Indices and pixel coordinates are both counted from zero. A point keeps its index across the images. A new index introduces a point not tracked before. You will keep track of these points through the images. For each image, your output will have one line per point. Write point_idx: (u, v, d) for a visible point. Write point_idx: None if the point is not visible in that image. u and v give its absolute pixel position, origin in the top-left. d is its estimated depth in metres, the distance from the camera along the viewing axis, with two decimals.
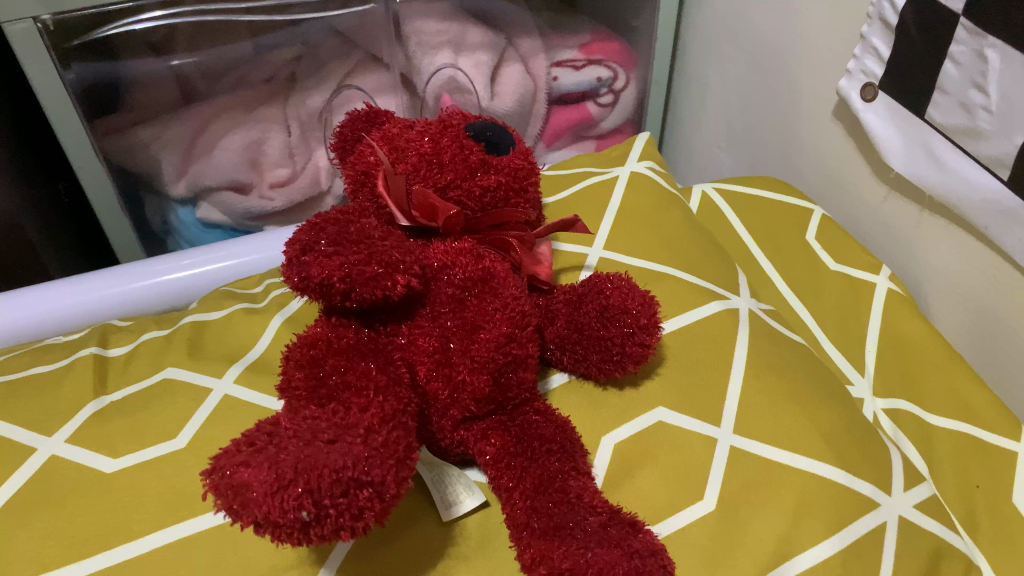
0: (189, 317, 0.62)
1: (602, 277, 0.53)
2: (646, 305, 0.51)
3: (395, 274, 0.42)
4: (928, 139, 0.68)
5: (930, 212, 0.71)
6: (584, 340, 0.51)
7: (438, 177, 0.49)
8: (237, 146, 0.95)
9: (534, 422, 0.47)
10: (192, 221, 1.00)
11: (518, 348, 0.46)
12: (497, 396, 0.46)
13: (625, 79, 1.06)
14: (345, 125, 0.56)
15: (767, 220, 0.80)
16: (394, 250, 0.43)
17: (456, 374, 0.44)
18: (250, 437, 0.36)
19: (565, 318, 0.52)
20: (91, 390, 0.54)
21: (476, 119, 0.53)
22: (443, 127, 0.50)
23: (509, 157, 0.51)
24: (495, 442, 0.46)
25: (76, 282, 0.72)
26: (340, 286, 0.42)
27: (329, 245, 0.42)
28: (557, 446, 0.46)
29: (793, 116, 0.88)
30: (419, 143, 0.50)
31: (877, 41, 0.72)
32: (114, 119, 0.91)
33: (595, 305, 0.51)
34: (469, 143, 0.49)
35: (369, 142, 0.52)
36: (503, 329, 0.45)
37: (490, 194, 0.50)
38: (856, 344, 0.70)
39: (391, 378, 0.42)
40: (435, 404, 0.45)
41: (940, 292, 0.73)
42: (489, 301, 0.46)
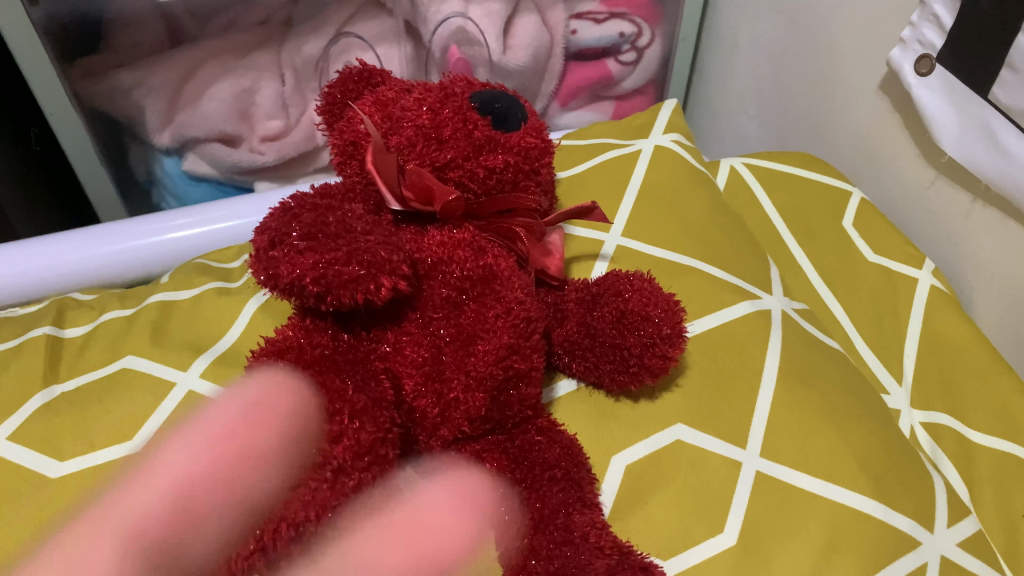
0: (157, 294, 0.56)
1: (620, 275, 0.47)
2: (670, 313, 0.45)
3: (380, 276, 0.36)
4: (989, 122, 0.61)
5: (985, 203, 0.64)
6: (597, 347, 0.45)
7: (436, 155, 0.42)
8: (225, 95, 0.87)
9: (538, 443, 0.41)
10: (177, 173, 0.94)
11: (521, 361, 0.39)
12: (497, 415, 0.40)
13: (649, 35, 0.97)
14: (334, 85, 0.48)
15: (801, 201, 0.73)
16: (381, 245, 0.36)
17: (449, 392, 0.38)
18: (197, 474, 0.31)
19: (577, 320, 0.46)
20: (40, 379, 0.49)
21: (482, 87, 0.45)
22: (445, 95, 0.43)
23: (520, 133, 0.44)
24: (490, 467, 0.40)
25: (44, 243, 0.66)
26: (314, 289, 0.35)
27: (301, 239, 0.36)
28: (562, 473, 0.40)
29: (833, 86, 0.80)
30: (416, 114, 0.43)
31: (939, 8, 0.64)
32: (94, 60, 0.84)
33: (612, 309, 0.45)
34: (474, 115, 0.42)
35: (360, 108, 0.44)
36: (505, 339, 0.39)
37: (496, 176, 0.43)
38: (894, 346, 0.63)
39: (369, 401, 0.36)
40: (422, 423, 0.39)
41: (988, 290, 0.67)
42: (491, 306, 0.39)
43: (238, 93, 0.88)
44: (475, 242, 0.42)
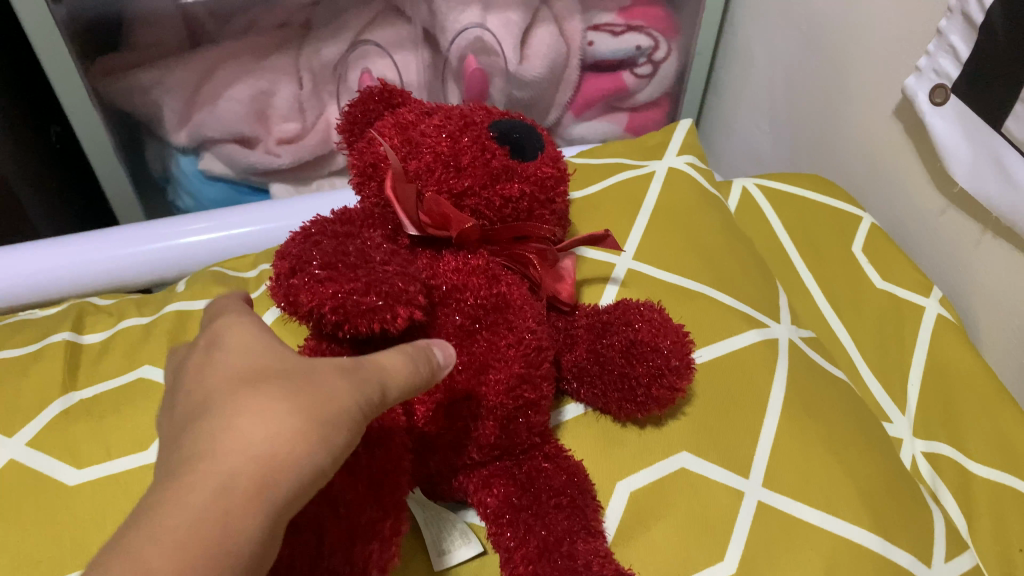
0: (173, 303, 0.57)
1: (631, 306, 0.48)
2: (677, 344, 0.46)
3: (397, 306, 0.36)
4: (1001, 155, 0.61)
5: (994, 234, 0.64)
6: (605, 374, 0.46)
7: (454, 182, 0.42)
8: (244, 96, 0.88)
9: (544, 470, 0.42)
10: (193, 172, 0.94)
11: (530, 391, 0.41)
12: (506, 441, 0.41)
13: (666, 49, 0.97)
14: (356, 105, 0.48)
15: (811, 224, 0.73)
16: (398, 275, 0.37)
17: (461, 417, 0.40)
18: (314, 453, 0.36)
19: (586, 347, 0.47)
20: (59, 385, 0.50)
21: (501, 116, 0.46)
22: (464, 123, 0.44)
23: (536, 163, 0.45)
24: (498, 493, 0.41)
25: (64, 243, 0.67)
26: (332, 317, 0.36)
27: (321, 267, 0.36)
28: (568, 500, 0.41)
29: (848, 109, 0.80)
30: (435, 140, 0.43)
31: (956, 39, 0.64)
32: (114, 59, 0.85)
33: (621, 338, 0.46)
34: (492, 145, 0.43)
35: (379, 131, 0.45)
36: (516, 369, 0.40)
37: (512, 204, 0.44)
38: (899, 373, 0.64)
39: (378, 426, 0.38)
40: (434, 447, 0.41)
41: (995, 319, 0.67)
42: (503, 336, 0.41)
43: (256, 95, 0.89)
44: (490, 270, 0.42)
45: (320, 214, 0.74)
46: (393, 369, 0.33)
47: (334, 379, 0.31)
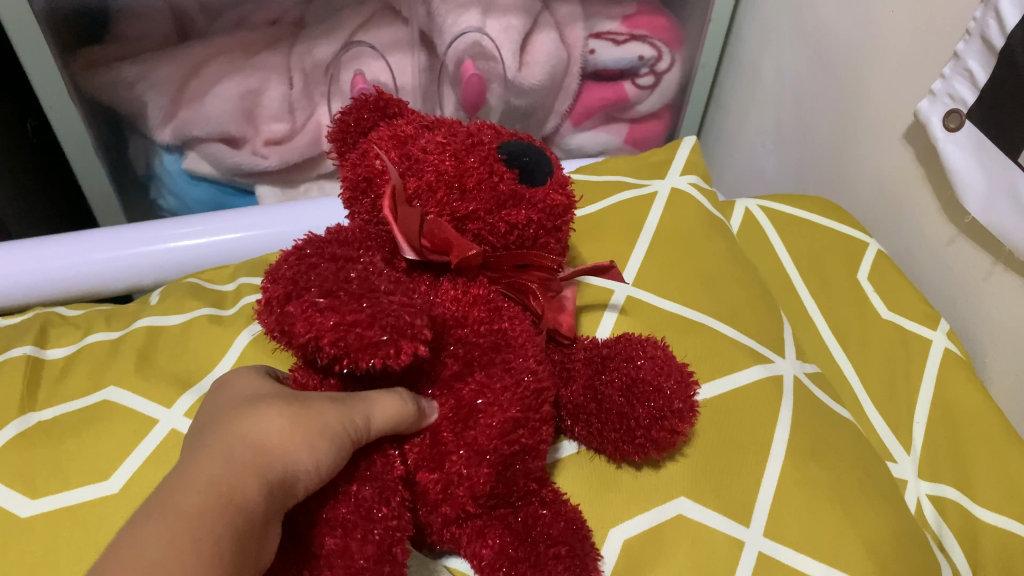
0: (145, 318, 0.54)
1: (631, 340, 0.46)
2: (680, 384, 0.44)
3: (401, 341, 0.33)
4: (1017, 187, 0.59)
5: (1006, 268, 0.62)
6: (602, 413, 0.44)
7: (458, 206, 0.39)
8: (232, 94, 0.85)
9: (541, 518, 0.40)
10: (177, 171, 0.91)
11: (528, 435, 0.38)
12: (503, 489, 0.39)
13: (669, 60, 0.94)
14: (349, 112, 0.43)
15: (816, 250, 0.71)
16: (404, 307, 0.34)
17: (450, 468, 0.37)
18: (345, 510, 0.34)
19: (583, 383, 0.45)
20: (17, 405, 0.47)
21: (509, 137, 0.43)
22: (471, 143, 0.40)
23: (546, 189, 0.41)
24: (491, 546, 0.38)
25: (36, 246, 0.64)
26: (330, 349, 0.33)
27: (320, 296, 0.33)
28: (567, 548, 0.39)
29: (857, 131, 0.78)
30: (439, 158, 0.40)
31: (973, 63, 0.62)
32: (98, 51, 0.82)
33: (622, 376, 0.44)
34: (500, 167, 0.40)
35: (374, 144, 0.41)
36: (513, 412, 0.37)
37: (518, 232, 0.41)
38: (904, 410, 0.61)
39: (377, 492, 0.35)
40: (423, 498, 0.38)
41: (1003, 355, 0.65)
42: (499, 377, 0.38)
43: (244, 94, 0.85)
44: (489, 300, 0.40)
45: (306, 223, 0.71)
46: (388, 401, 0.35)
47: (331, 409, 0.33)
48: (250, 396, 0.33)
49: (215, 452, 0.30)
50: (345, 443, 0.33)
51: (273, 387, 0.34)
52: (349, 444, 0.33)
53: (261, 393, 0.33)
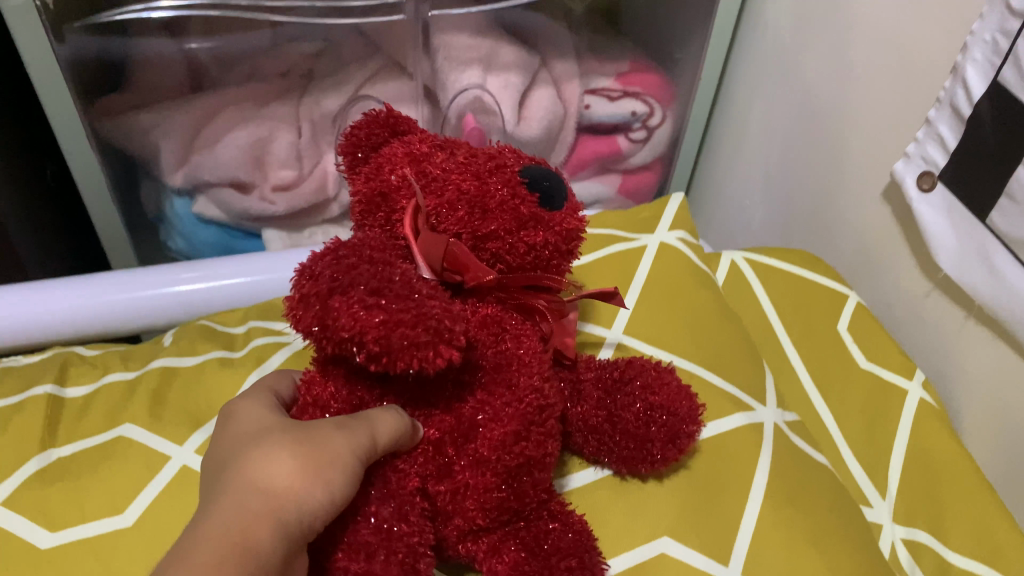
0: (160, 359, 0.56)
1: (638, 362, 0.51)
2: (691, 409, 0.50)
3: (440, 344, 0.36)
4: (986, 246, 0.63)
5: (977, 322, 0.66)
6: (615, 432, 0.48)
7: (479, 224, 0.41)
8: (241, 144, 0.89)
9: (551, 531, 0.43)
10: (187, 214, 0.94)
11: (531, 447, 0.41)
12: (515, 502, 0.41)
13: (661, 115, 0.99)
14: (360, 126, 0.46)
15: (798, 301, 0.74)
16: (445, 312, 0.37)
17: (459, 477, 0.40)
18: (367, 535, 0.38)
19: (595, 402, 0.49)
20: (38, 441, 0.49)
21: (530, 161, 0.45)
22: (494, 165, 0.43)
23: (563, 214, 0.44)
24: (506, 561, 0.42)
25: (54, 287, 0.67)
26: (373, 347, 0.36)
27: (367, 295, 0.36)
28: (575, 560, 0.42)
29: (836, 188, 0.82)
30: (461, 178, 0.42)
31: (944, 129, 0.66)
32: (115, 99, 0.85)
33: (638, 400, 0.49)
34: (523, 190, 0.42)
35: (391, 160, 0.44)
36: (513, 426, 0.40)
37: (535, 252, 0.43)
38: (881, 457, 0.64)
39: (395, 509, 0.39)
40: (440, 510, 0.41)
41: (974, 405, 0.68)
42: (500, 394, 0.41)
43: (254, 142, 0.89)
44: (500, 322, 0.43)
45: None
46: (387, 415, 0.38)
47: (334, 436, 0.36)
48: (261, 434, 0.37)
49: (232, 502, 0.34)
50: (353, 466, 0.36)
51: (282, 422, 0.38)
52: (357, 464, 0.36)
53: (270, 431, 0.37)
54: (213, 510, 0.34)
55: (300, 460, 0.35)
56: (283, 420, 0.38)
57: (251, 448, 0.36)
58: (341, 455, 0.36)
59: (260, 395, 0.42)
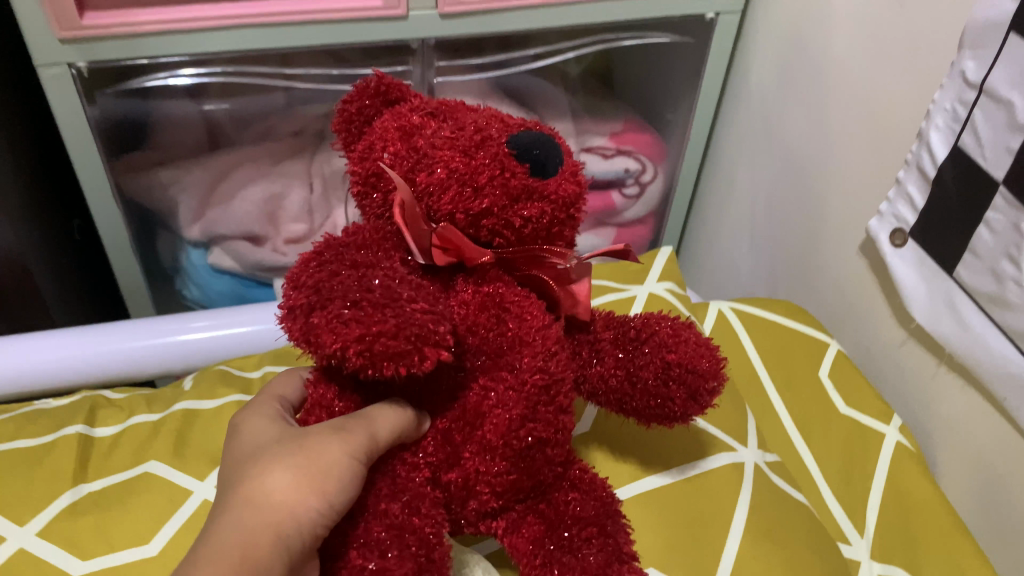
0: (182, 402, 0.61)
1: (654, 318, 0.53)
2: (712, 365, 0.51)
3: (424, 347, 0.38)
4: (954, 298, 0.67)
5: (948, 369, 0.70)
6: (636, 390, 0.51)
7: (471, 203, 0.43)
8: (255, 199, 0.94)
9: (571, 501, 0.47)
10: (203, 265, 0.99)
11: (541, 428, 0.44)
12: (529, 478, 0.46)
13: (652, 172, 1.04)
14: (353, 103, 0.49)
15: (782, 348, 0.78)
16: (427, 315, 0.39)
17: (468, 465, 0.44)
18: (381, 533, 0.41)
19: (614, 363, 0.52)
20: (70, 477, 0.53)
21: (519, 127, 0.46)
22: (480, 139, 0.44)
23: (556, 180, 0.45)
24: (527, 535, 0.47)
25: (81, 334, 0.72)
26: (357, 359, 0.38)
27: (346, 307, 0.38)
28: (595, 529, 0.46)
29: (816, 241, 0.87)
30: (448, 154, 0.43)
31: (913, 189, 0.71)
32: (136, 157, 0.90)
33: (654, 361, 0.51)
34: (511, 163, 0.43)
35: (383, 136, 0.46)
36: (519, 409, 0.44)
37: (531, 224, 0.45)
38: (859, 497, 0.68)
39: (407, 507, 0.42)
40: (456, 494, 0.45)
41: (948, 448, 0.72)
42: (503, 379, 0.44)
43: (268, 198, 0.95)
44: (500, 302, 0.45)
45: None
46: (382, 413, 0.42)
47: (332, 443, 0.40)
48: (265, 449, 0.41)
49: (240, 517, 0.38)
50: (351, 471, 0.40)
51: (285, 433, 0.42)
52: (355, 469, 0.40)
53: (274, 444, 0.41)
54: (218, 516, 0.38)
55: (300, 473, 0.39)
56: (286, 432, 0.42)
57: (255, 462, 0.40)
58: (340, 463, 0.39)
59: (268, 405, 0.47)
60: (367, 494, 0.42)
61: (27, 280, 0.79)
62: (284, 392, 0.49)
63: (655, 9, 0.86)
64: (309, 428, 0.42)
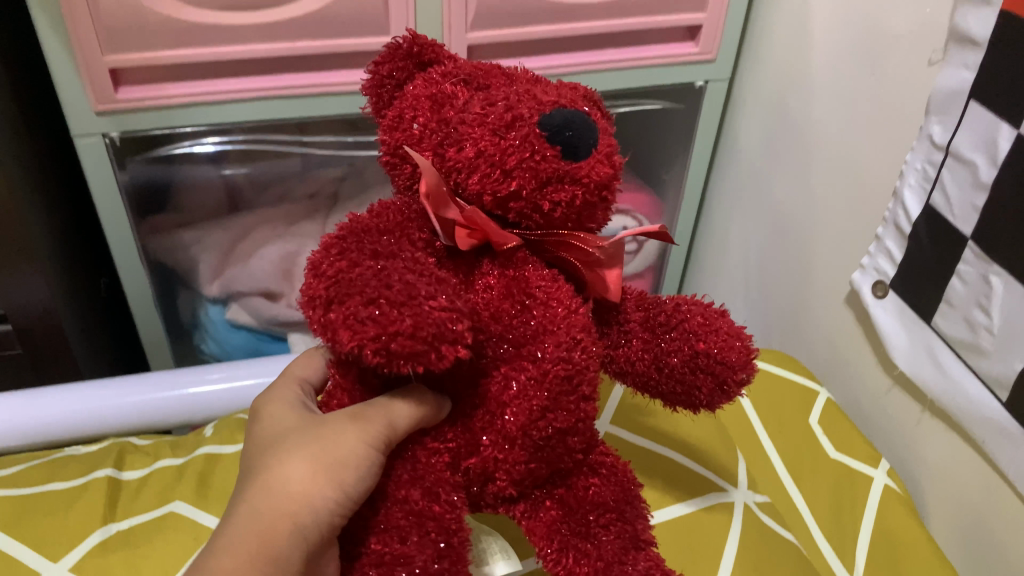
0: (205, 447, 0.65)
1: (686, 302, 0.50)
2: (742, 357, 0.48)
3: (440, 346, 0.37)
4: (933, 346, 0.71)
5: (931, 415, 0.73)
6: (663, 375, 0.49)
7: (499, 186, 0.42)
8: (273, 258, 0.99)
9: (590, 487, 0.45)
10: (221, 320, 1.03)
11: (561, 419, 0.43)
12: (548, 466, 0.44)
13: (649, 230, 1.09)
14: (382, 64, 0.47)
15: (772, 397, 0.81)
16: (443, 313, 0.37)
17: (486, 453, 0.43)
18: (399, 522, 0.41)
19: (640, 345, 0.50)
20: (100, 516, 0.57)
21: (557, 100, 0.43)
22: (511, 118, 0.41)
23: (590, 163, 0.42)
24: (544, 519, 0.45)
25: (108, 385, 0.76)
26: (374, 358, 0.37)
27: (363, 304, 0.37)
28: (615, 516, 0.45)
29: (804, 292, 0.91)
30: (478, 134, 0.42)
31: (891, 244, 0.75)
32: (161, 219, 0.96)
33: (683, 348, 0.48)
34: (542, 145, 0.41)
35: (413, 104, 0.45)
36: (541, 401, 0.42)
37: (562, 209, 0.43)
38: (850, 538, 0.70)
39: (428, 495, 0.42)
40: (475, 478, 0.44)
41: (936, 492, 0.74)
42: (525, 369, 0.42)
43: (284, 256, 0.99)
44: (525, 287, 0.43)
45: None
46: (396, 402, 0.42)
47: (343, 437, 0.41)
48: (286, 439, 0.44)
49: (260, 509, 0.41)
50: (361, 466, 0.41)
51: (306, 424, 0.45)
52: (366, 463, 0.41)
53: (293, 435, 0.44)
54: (242, 506, 0.42)
55: (315, 467, 0.42)
56: (307, 423, 0.45)
57: (276, 452, 0.43)
58: (350, 458, 0.41)
59: (292, 389, 0.50)
60: (387, 480, 0.43)
61: (57, 335, 0.84)
62: (309, 373, 0.53)
63: (648, 78, 0.92)
64: (327, 418, 0.44)
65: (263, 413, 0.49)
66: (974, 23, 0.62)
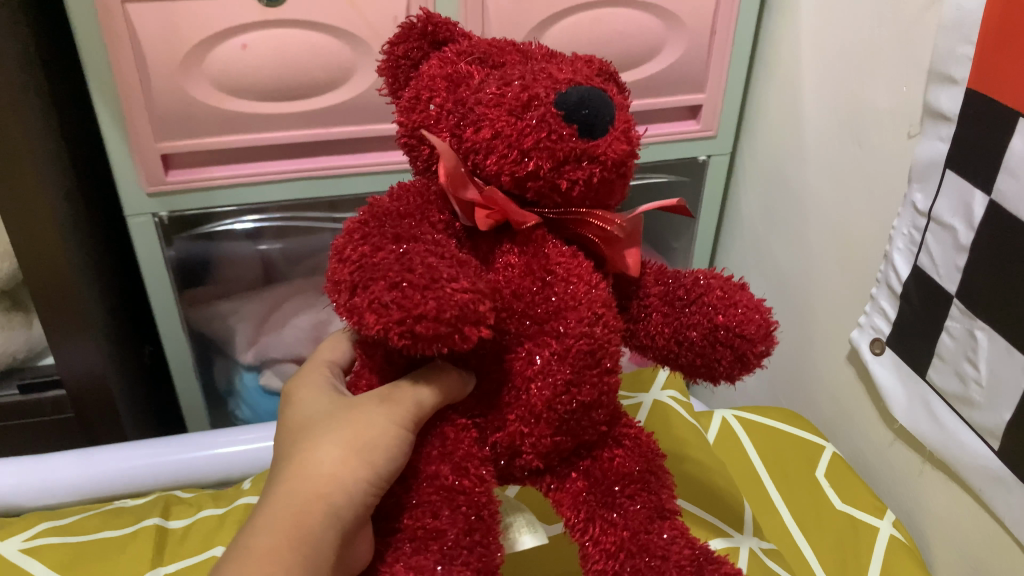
0: (245, 498, 0.70)
1: (708, 279, 0.53)
2: (761, 331, 0.50)
3: (464, 327, 0.41)
4: (928, 399, 0.75)
5: (931, 466, 0.76)
6: (683, 349, 0.52)
7: (517, 167, 0.45)
8: (304, 325, 1.06)
9: (615, 458, 0.49)
10: (254, 386, 1.08)
11: (583, 393, 0.46)
12: (573, 438, 0.48)
13: None
14: (398, 45, 0.50)
15: (779, 452, 0.85)
16: (465, 296, 0.41)
17: (512, 427, 0.47)
18: (431, 498, 0.45)
19: (659, 322, 0.52)
20: (149, 561, 0.62)
21: (570, 79, 0.45)
22: (527, 99, 0.44)
23: (607, 141, 0.44)
24: (572, 490, 0.49)
25: (152, 445, 0.81)
26: (402, 340, 0.41)
27: (388, 288, 0.41)
28: (638, 483, 0.49)
29: (807, 351, 0.95)
30: (496, 115, 0.44)
31: (884, 303, 0.80)
32: (199, 292, 1.02)
33: (703, 322, 0.51)
34: (558, 124, 0.43)
35: (431, 85, 0.48)
36: (564, 375, 0.45)
37: (579, 187, 0.45)
38: None
39: (459, 468, 0.46)
40: (503, 453, 0.48)
41: (941, 540, 0.77)
42: (548, 345, 0.46)
43: (316, 323, 1.06)
44: (545, 265, 0.47)
45: None
46: (422, 386, 0.46)
47: (374, 423, 0.46)
48: (321, 427, 0.49)
49: (295, 493, 0.45)
50: (393, 449, 0.45)
51: (337, 412, 0.49)
52: (397, 447, 0.45)
53: (326, 424, 0.48)
54: (280, 490, 0.46)
55: (347, 452, 0.46)
56: (338, 410, 0.49)
57: (311, 441, 0.48)
58: (382, 441, 0.45)
59: (325, 373, 0.56)
60: (420, 456, 0.47)
61: (103, 400, 0.90)
62: (337, 359, 0.58)
63: (653, 154, 0.99)
64: (359, 405, 0.48)
65: (295, 397, 0.54)
66: (944, 99, 0.69)
